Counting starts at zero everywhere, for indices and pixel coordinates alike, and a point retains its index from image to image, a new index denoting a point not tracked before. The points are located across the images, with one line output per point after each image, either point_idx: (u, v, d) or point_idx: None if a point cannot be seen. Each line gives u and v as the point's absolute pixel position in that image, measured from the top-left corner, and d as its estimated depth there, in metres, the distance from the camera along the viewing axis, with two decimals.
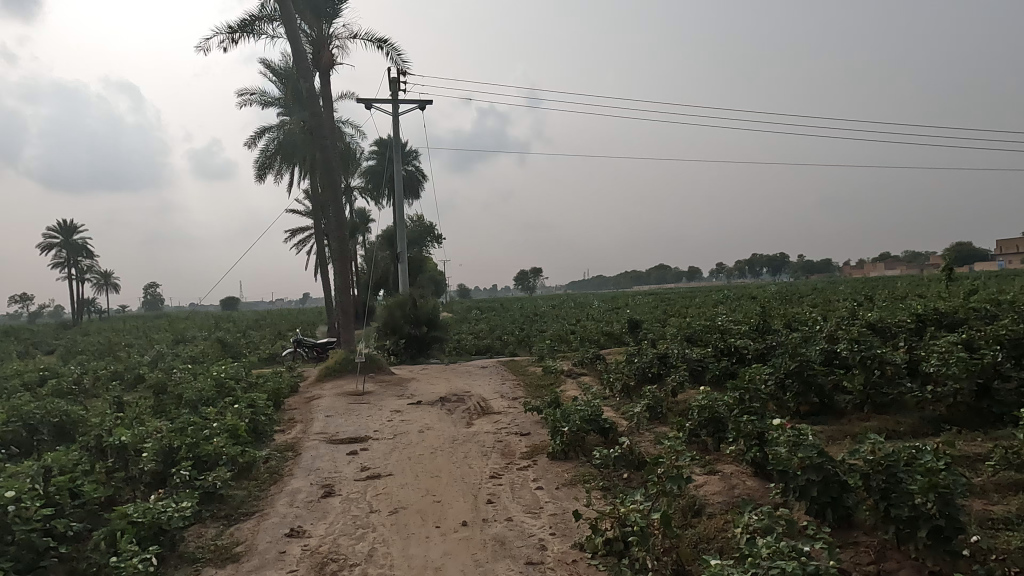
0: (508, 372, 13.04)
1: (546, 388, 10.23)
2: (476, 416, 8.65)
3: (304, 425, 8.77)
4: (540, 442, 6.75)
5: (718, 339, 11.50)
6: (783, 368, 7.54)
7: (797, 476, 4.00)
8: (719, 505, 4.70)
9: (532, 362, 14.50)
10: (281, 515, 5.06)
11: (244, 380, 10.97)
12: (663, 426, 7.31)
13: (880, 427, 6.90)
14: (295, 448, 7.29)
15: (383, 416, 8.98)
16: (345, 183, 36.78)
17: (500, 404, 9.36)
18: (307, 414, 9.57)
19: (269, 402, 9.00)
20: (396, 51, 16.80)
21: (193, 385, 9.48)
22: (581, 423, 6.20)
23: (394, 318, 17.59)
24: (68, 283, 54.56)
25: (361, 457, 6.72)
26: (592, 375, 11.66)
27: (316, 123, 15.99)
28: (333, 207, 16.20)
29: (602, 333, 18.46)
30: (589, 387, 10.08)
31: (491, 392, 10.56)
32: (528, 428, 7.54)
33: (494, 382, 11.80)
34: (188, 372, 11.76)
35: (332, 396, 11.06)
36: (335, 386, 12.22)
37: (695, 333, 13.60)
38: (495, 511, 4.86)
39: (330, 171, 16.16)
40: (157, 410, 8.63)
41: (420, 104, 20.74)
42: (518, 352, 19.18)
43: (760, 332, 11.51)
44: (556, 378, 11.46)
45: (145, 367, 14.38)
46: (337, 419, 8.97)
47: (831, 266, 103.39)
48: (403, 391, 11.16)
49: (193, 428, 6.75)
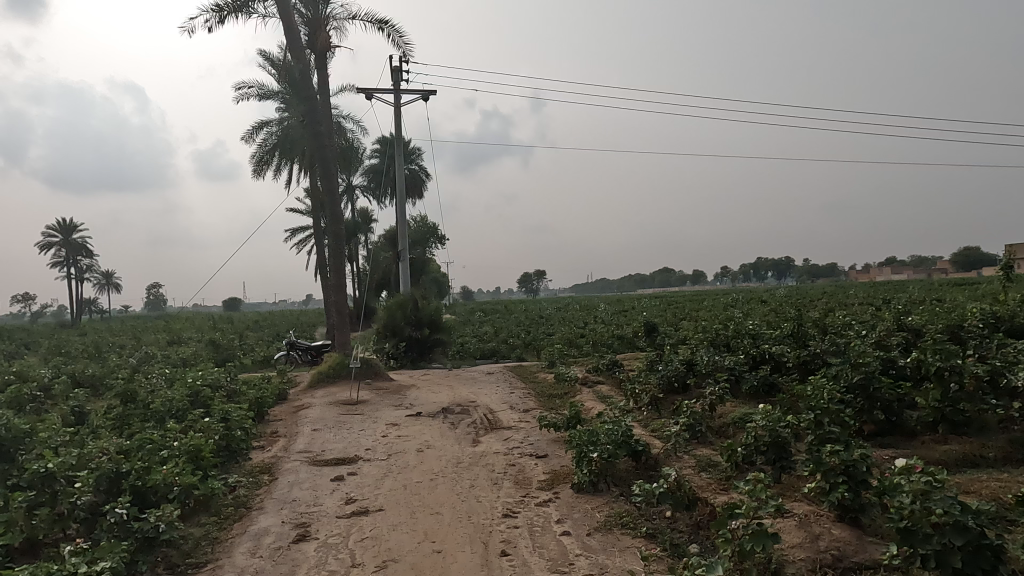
0: (516, 380, 11.97)
1: (560, 401, 9.12)
2: (483, 432, 7.57)
3: (287, 440, 7.69)
4: (561, 467, 5.67)
5: (751, 346, 10.40)
6: (843, 381, 6.43)
7: (929, 538, 2.93)
8: (804, 564, 3.62)
9: (542, 368, 13.43)
10: (238, 568, 3.99)
11: (226, 387, 9.90)
12: (703, 448, 6.22)
13: (964, 451, 5.78)
14: (271, 472, 6.20)
15: (377, 431, 7.91)
16: (345, 182, 35.76)
17: (510, 418, 8.24)
18: (292, 427, 8.49)
19: (248, 413, 7.92)
20: (397, 33, 15.84)
21: (164, 394, 8.40)
22: (613, 448, 5.11)
23: (394, 320, 16.56)
24: (67, 282, 53.73)
25: (347, 484, 5.65)
26: (611, 384, 10.55)
27: (312, 113, 14.92)
28: (329, 202, 15.11)
29: (615, 337, 17.43)
30: (609, 398, 8.98)
31: (498, 403, 9.45)
32: (544, 448, 6.44)
33: (503, 390, 10.71)
34: (165, 377, 10.68)
35: (323, 405, 9.98)
36: (327, 393, 11.14)
37: (720, 337, 12.48)
38: (511, 567, 3.79)
39: (326, 163, 15.09)
40: (119, 423, 7.55)
41: (423, 94, 19.70)
42: (525, 357, 18.11)
43: (799, 337, 10.40)
44: (571, 387, 10.36)
45: (125, 372, 13.29)
46: (326, 433, 7.90)
47: (837, 271, 102.21)
48: (401, 401, 10.08)
49: (148, 448, 5.68)
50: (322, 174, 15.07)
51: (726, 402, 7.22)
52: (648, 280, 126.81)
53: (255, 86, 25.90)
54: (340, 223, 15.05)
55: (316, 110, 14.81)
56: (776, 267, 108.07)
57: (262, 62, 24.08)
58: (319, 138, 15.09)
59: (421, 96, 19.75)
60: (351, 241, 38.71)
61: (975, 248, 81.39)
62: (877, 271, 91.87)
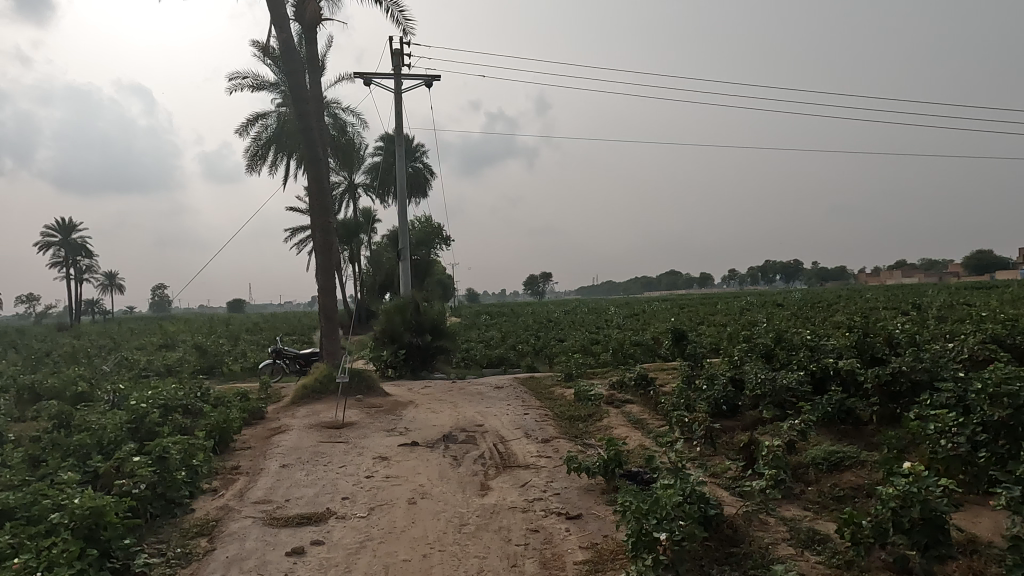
0: (530, 396, 10.40)
1: (586, 430, 7.52)
2: (496, 472, 6.02)
3: (246, 482, 6.08)
4: (606, 541, 4.08)
5: (809, 361, 8.78)
6: (977, 418, 4.77)
7: None
8: None
9: (557, 381, 11.85)
10: None
11: (185, 408, 8.30)
12: (790, 507, 4.60)
13: None
14: (211, 537, 4.64)
15: (362, 468, 6.34)
16: (345, 178, 34.25)
17: (526, 452, 6.65)
18: (259, 459, 6.91)
19: (199, 446, 6.34)
20: (396, 6, 14.35)
21: (99, 419, 6.82)
22: (686, 526, 3.51)
23: (393, 325, 15.00)
24: (65, 283, 52.64)
25: (309, 563, 4.08)
26: (643, 404, 8.94)
27: (298, 89, 13.44)
28: (318, 195, 13.55)
29: (635, 344, 15.84)
30: (647, 427, 7.40)
31: (511, 429, 7.86)
32: (576, 504, 4.85)
33: (516, 410, 9.09)
34: (115, 393, 9.06)
35: (303, 428, 8.41)
36: (310, 413, 9.54)
37: (763, 345, 10.90)
38: None
39: (313, 149, 13.52)
40: (33, 464, 5.97)
41: (427, 78, 18.14)
42: (536, 366, 16.52)
43: (865, 348, 8.77)
44: (597, 408, 8.82)
45: (85, 384, 11.73)
46: (297, 471, 6.33)
47: (848, 274, 100.50)
48: (395, 424, 8.48)
49: (35, 513, 4.12)
50: (309, 162, 13.52)
51: (813, 437, 5.62)
52: (655, 283, 125.06)
53: (249, 76, 24.42)
54: (329, 216, 13.60)
55: (304, 86, 13.32)
56: (785, 270, 106.28)
57: (257, 51, 22.64)
58: (305, 118, 13.59)
59: (424, 81, 18.18)
60: (353, 242, 37.24)
61: (987, 251, 79.74)
62: (889, 274, 90.01)
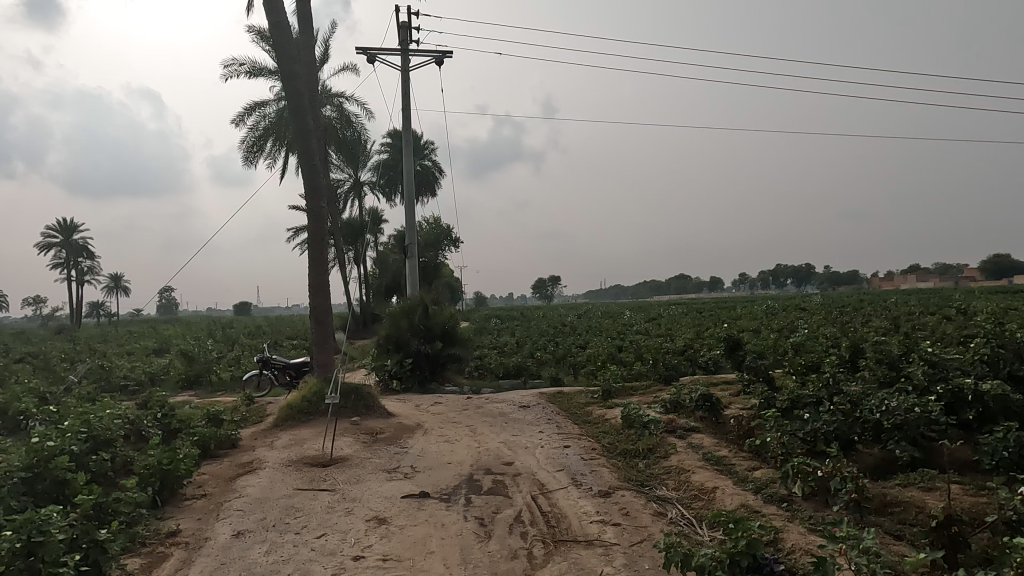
0: (564, 419, 8.44)
1: (654, 480, 5.54)
2: (546, 551, 4.08)
3: (178, 564, 4.13)
4: None
5: (930, 377, 6.82)
6: None
7: None
8: None
9: (593, 398, 9.90)
10: None
11: (122, 439, 6.36)
12: None
13: None
14: None
15: (349, 540, 4.39)
16: (350, 174, 32.42)
17: (583, 515, 4.69)
18: (210, 519, 4.97)
19: (114, 511, 4.40)
20: None
21: None
22: None
23: (399, 331, 13.11)
24: (67, 283, 51.32)
25: None
26: (714, 435, 6.99)
27: (286, 51, 11.51)
28: (308, 177, 11.60)
29: (672, 352, 13.89)
30: (741, 474, 5.43)
31: (552, 471, 5.91)
32: None
33: (550, 442, 7.13)
34: (40, 417, 7.09)
35: (278, 465, 6.48)
36: (294, 441, 7.61)
37: (846, 356, 8.93)
38: None
39: (301, 122, 11.55)
40: None
41: (438, 55, 16.26)
42: (558, 375, 14.60)
43: (998, 363, 6.84)
44: (657, 439, 6.85)
45: (32, 398, 9.83)
46: (254, 544, 4.38)
47: (861, 278, 98.29)
48: (398, 461, 6.52)
49: None
50: (296, 137, 11.55)
51: None
52: (663, 286, 123.11)
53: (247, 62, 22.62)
54: (321, 201, 11.64)
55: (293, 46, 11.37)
56: (796, 273, 104.02)
57: (253, 37, 20.90)
58: (294, 85, 11.62)
59: (435, 58, 16.30)
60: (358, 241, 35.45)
61: (1005, 256, 77.51)
62: (904, 278, 87.70)
